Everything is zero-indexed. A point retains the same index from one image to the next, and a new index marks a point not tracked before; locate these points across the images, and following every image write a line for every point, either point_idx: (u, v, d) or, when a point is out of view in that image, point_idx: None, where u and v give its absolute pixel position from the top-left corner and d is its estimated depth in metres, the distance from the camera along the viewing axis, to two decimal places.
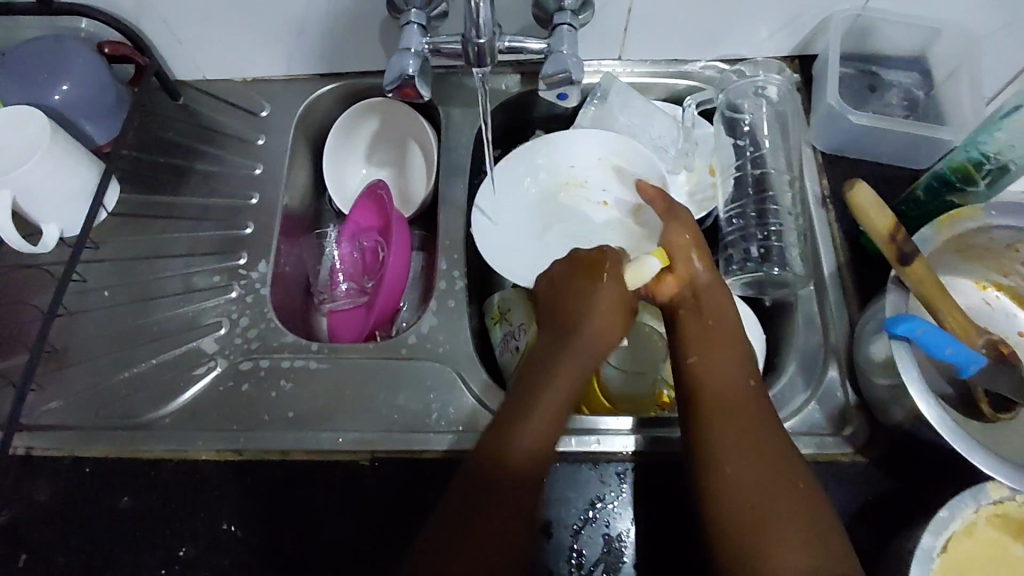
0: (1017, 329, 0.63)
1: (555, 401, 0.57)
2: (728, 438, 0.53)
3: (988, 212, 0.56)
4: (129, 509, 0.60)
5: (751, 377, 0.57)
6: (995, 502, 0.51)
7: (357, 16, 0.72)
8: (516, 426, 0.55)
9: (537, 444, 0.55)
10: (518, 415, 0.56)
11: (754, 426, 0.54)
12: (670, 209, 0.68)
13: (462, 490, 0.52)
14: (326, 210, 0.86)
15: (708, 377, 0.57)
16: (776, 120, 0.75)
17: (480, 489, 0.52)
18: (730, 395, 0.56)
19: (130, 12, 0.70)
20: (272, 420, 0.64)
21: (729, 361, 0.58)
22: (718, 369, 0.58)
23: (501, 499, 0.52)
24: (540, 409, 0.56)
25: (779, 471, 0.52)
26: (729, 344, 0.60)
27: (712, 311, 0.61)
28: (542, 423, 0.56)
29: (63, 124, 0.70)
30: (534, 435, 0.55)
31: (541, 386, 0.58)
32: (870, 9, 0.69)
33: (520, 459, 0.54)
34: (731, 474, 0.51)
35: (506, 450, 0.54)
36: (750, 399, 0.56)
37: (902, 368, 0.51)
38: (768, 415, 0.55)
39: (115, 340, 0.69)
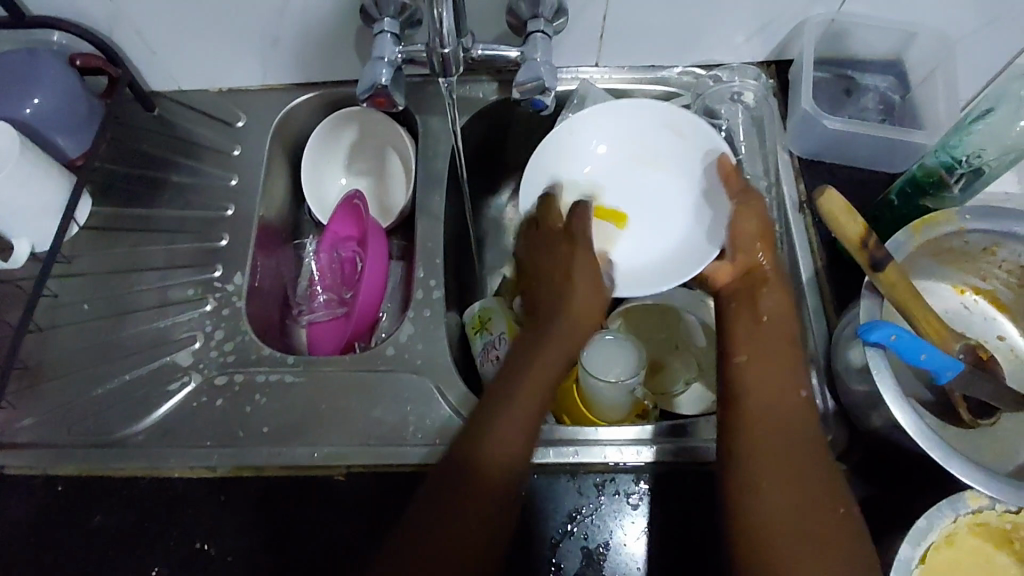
0: (995, 333, 0.63)
1: (540, 385, 0.60)
2: (769, 452, 0.51)
3: (964, 216, 0.56)
4: (101, 528, 0.59)
5: (801, 388, 0.55)
6: (973, 512, 0.50)
7: (331, 25, 0.71)
8: (480, 422, 0.56)
9: (511, 439, 0.56)
10: (492, 403, 0.58)
11: (798, 437, 0.52)
12: (742, 194, 0.66)
13: (433, 493, 0.53)
14: (304, 220, 0.85)
15: (758, 384, 0.55)
16: (752, 124, 0.74)
17: (442, 486, 0.53)
18: (779, 406, 0.54)
19: (102, 23, 0.70)
20: (247, 435, 0.63)
21: (782, 363, 0.56)
22: (769, 373, 0.56)
23: (469, 490, 0.53)
24: (505, 401, 0.58)
25: (817, 484, 0.49)
26: (781, 347, 0.57)
27: (767, 311, 0.59)
28: (511, 420, 0.56)
29: (34, 137, 0.69)
30: (505, 433, 0.56)
31: (511, 382, 0.60)
32: (844, 14, 0.70)
33: (493, 458, 0.54)
34: (762, 493, 0.49)
35: (474, 447, 0.55)
36: (798, 411, 0.54)
37: (876, 375, 0.51)
38: (811, 428, 0.53)
39: (88, 355, 0.68)
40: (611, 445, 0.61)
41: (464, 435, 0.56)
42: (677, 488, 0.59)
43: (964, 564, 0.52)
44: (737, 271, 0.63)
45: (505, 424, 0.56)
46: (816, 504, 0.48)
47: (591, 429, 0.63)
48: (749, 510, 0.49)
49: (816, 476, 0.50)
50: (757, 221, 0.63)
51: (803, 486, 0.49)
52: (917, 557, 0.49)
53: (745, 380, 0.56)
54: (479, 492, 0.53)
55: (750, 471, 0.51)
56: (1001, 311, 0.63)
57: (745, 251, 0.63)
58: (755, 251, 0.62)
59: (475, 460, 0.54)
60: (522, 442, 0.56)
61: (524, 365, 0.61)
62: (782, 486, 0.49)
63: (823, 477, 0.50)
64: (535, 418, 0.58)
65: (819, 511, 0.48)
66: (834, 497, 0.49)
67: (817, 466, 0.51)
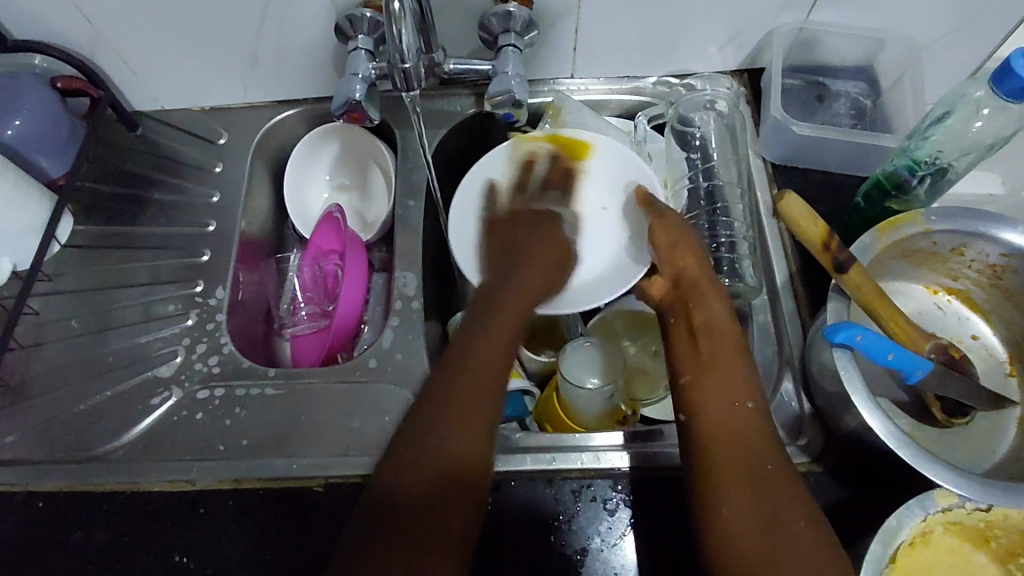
0: (970, 332, 0.63)
1: (467, 384, 0.52)
2: (725, 470, 0.50)
3: (928, 217, 0.57)
4: (81, 544, 0.59)
5: (749, 399, 0.54)
6: (943, 510, 0.50)
7: (309, 44, 0.73)
8: (427, 436, 0.49)
9: (461, 428, 0.50)
10: (439, 406, 0.51)
11: (750, 447, 0.51)
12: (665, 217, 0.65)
13: (371, 521, 0.46)
14: (288, 235, 0.86)
15: (704, 403, 0.54)
16: (725, 132, 0.75)
17: (385, 512, 0.47)
18: (726, 420, 0.53)
19: (83, 45, 0.72)
20: (225, 449, 0.63)
21: (728, 377, 0.55)
22: (714, 387, 0.54)
23: (427, 513, 0.47)
24: (459, 416, 0.50)
25: (771, 494, 0.48)
26: (720, 360, 0.56)
27: (707, 323, 0.58)
28: (462, 429, 0.50)
29: (16, 159, 0.70)
30: (454, 437, 0.49)
31: (450, 400, 0.51)
32: (812, 22, 0.71)
33: (460, 461, 0.48)
34: (725, 513, 0.48)
35: (424, 463, 0.48)
36: (750, 422, 0.52)
37: (844, 377, 0.51)
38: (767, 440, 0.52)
39: (70, 373, 0.69)
40: (586, 452, 0.62)
41: (404, 447, 0.49)
42: (654, 494, 0.59)
43: (940, 562, 0.51)
44: (670, 285, 0.62)
45: (462, 437, 0.49)
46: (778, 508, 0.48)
47: (572, 434, 0.63)
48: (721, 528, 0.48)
49: (775, 485, 0.49)
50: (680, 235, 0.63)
51: (765, 492, 0.48)
52: (888, 556, 0.49)
53: (694, 400, 0.54)
54: (454, 504, 0.47)
55: (710, 481, 0.50)
56: (975, 310, 0.64)
57: (671, 264, 0.63)
58: (684, 263, 0.62)
59: (428, 472, 0.48)
60: (469, 443, 0.49)
61: (465, 354, 0.53)
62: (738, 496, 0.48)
63: (788, 490, 0.49)
64: (487, 406, 0.51)
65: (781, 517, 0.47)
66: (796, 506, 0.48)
67: (778, 478, 0.49)
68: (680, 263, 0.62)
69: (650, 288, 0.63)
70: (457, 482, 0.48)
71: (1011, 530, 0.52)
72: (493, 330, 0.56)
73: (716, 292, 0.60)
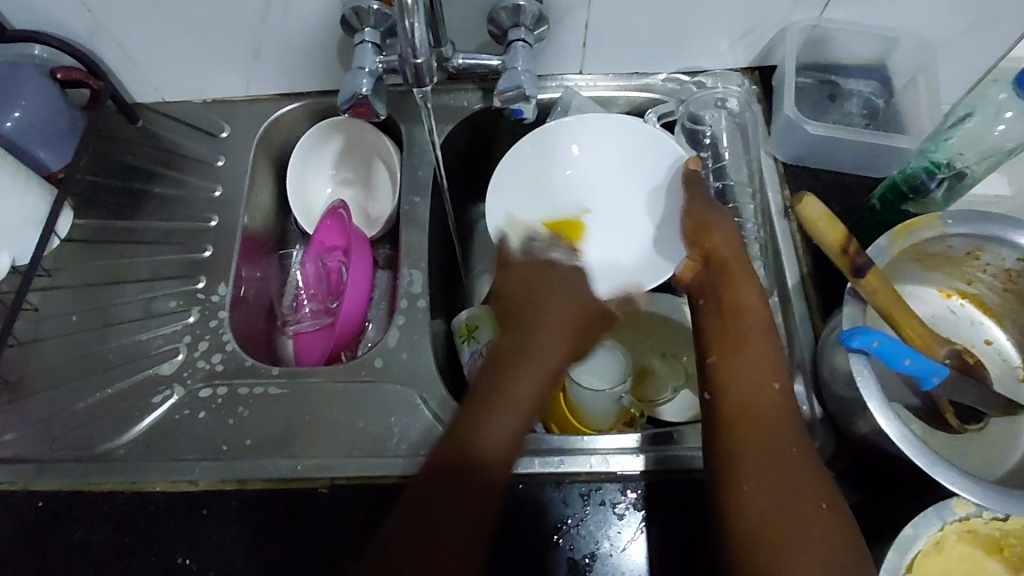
0: (983, 337, 0.63)
1: (530, 365, 0.55)
2: (750, 450, 0.49)
3: (945, 220, 0.56)
4: (81, 545, 0.58)
5: (776, 380, 0.53)
6: (961, 519, 0.50)
7: (314, 36, 0.71)
8: (476, 420, 0.52)
9: (507, 433, 0.52)
10: (480, 401, 0.53)
11: (774, 424, 0.51)
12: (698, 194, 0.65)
13: (425, 490, 0.49)
14: (291, 230, 0.85)
15: (729, 382, 0.54)
16: (735, 131, 0.74)
17: (438, 483, 0.49)
18: (754, 399, 0.52)
19: (83, 36, 0.70)
20: (229, 449, 0.62)
21: (753, 357, 0.55)
22: (742, 364, 0.54)
23: (469, 497, 0.49)
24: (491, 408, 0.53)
25: (793, 479, 0.48)
26: (752, 338, 0.55)
27: (732, 300, 0.58)
28: (509, 418, 0.52)
29: (15, 151, 0.69)
30: (502, 431, 0.52)
31: (501, 389, 0.54)
32: (826, 20, 0.70)
33: (493, 456, 0.51)
34: (749, 496, 0.48)
35: (472, 446, 0.51)
36: (773, 404, 0.52)
37: (860, 382, 0.50)
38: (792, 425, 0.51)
39: (70, 369, 0.67)
40: (596, 454, 0.61)
41: (459, 428, 0.52)
42: (663, 499, 0.58)
43: (955, 571, 0.51)
44: (699, 261, 0.62)
45: (495, 425, 0.52)
46: (799, 486, 0.48)
47: (576, 437, 0.62)
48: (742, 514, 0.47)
49: (799, 469, 0.49)
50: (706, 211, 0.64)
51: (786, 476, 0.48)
52: (903, 565, 0.49)
53: (723, 378, 0.54)
54: (478, 497, 0.49)
55: (732, 455, 0.50)
56: (988, 315, 0.63)
57: (697, 243, 0.63)
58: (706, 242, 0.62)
59: (475, 460, 0.50)
60: (508, 440, 0.52)
61: (511, 364, 0.55)
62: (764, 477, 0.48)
63: (809, 476, 0.48)
64: (529, 410, 0.53)
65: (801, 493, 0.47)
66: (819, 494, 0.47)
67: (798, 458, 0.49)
68: (705, 242, 0.62)
69: (681, 269, 0.63)
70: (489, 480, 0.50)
71: None
72: (562, 306, 0.58)
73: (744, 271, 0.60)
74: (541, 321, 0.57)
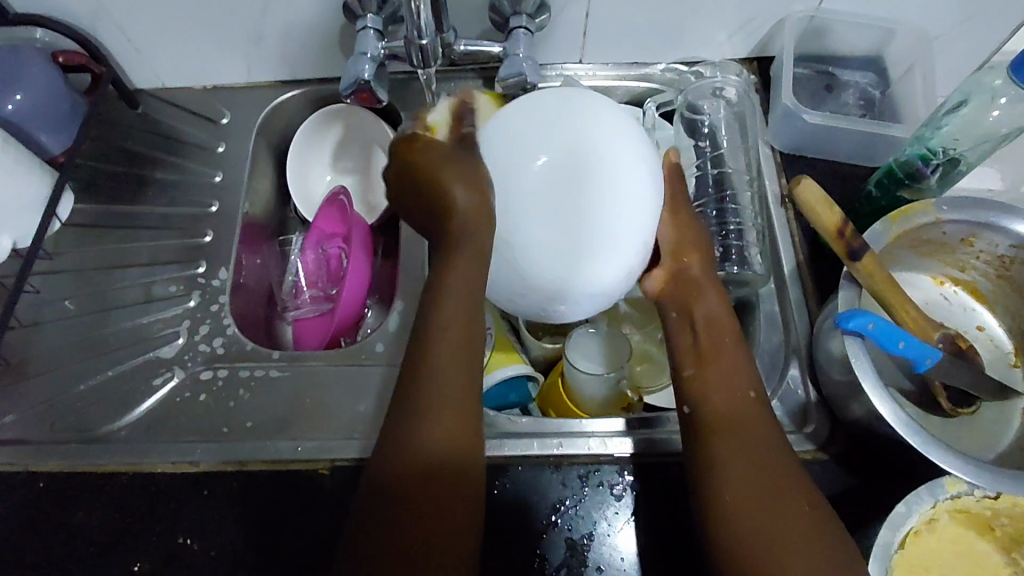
0: (976, 324, 0.64)
1: (444, 344, 0.53)
2: (731, 451, 0.51)
3: (940, 207, 0.57)
4: (82, 526, 0.58)
5: (751, 388, 0.55)
6: (952, 498, 0.51)
7: (315, 23, 0.72)
8: (407, 422, 0.50)
9: (447, 419, 0.51)
10: (406, 399, 0.52)
11: (759, 434, 0.52)
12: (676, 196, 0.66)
13: (382, 504, 0.48)
14: (290, 217, 0.85)
15: (708, 394, 0.55)
16: (734, 120, 0.75)
17: (394, 497, 0.48)
18: (732, 407, 0.54)
19: (85, 20, 0.70)
20: (229, 431, 0.63)
21: (728, 368, 0.56)
22: (718, 376, 0.56)
23: (441, 501, 0.49)
24: (431, 405, 0.51)
25: (777, 480, 0.49)
26: (727, 345, 0.58)
27: (703, 315, 0.60)
28: (445, 412, 0.51)
29: (16, 135, 0.69)
30: (440, 424, 0.50)
31: (427, 361, 0.53)
32: (824, 11, 0.70)
33: (439, 452, 0.50)
34: (731, 500, 0.49)
35: (414, 446, 0.49)
36: (752, 408, 0.54)
37: (855, 363, 0.51)
38: (772, 427, 0.52)
39: (71, 352, 0.68)
40: (594, 437, 0.62)
41: (394, 436, 0.50)
42: (661, 480, 0.59)
43: (946, 550, 0.52)
44: (668, 278, 0.63)
45: (433, 419, 0.50)
46: (787, 499, 0.48)
47: (575, 420, 0.63)
48: (727, 518, 0.48)
49: (779, 469, 0.49)
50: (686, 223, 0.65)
51: (772, 478, 0.49)
52: (896, 542, 0.50)
53: (696, 393, 0.56)
54: (446, 494, 0.49)
55: (717, 472, 0.50)
56: (981, 302, 0.64)
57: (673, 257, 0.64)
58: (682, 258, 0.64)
59: (426, 459, 0.49)
60: (449, 429, 0.50)
61: (433, 348, 0.53)
62: (746, 480, 0.49)
63: (797, 478, 0.49)
64: (461, 385, 0.52)
65: (785, 501, 0.48)
66: (803, 495, 0.48)
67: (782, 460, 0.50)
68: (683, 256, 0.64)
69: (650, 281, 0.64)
70: (455, 476, 0.50)
71: (1018, 520, 0.53)
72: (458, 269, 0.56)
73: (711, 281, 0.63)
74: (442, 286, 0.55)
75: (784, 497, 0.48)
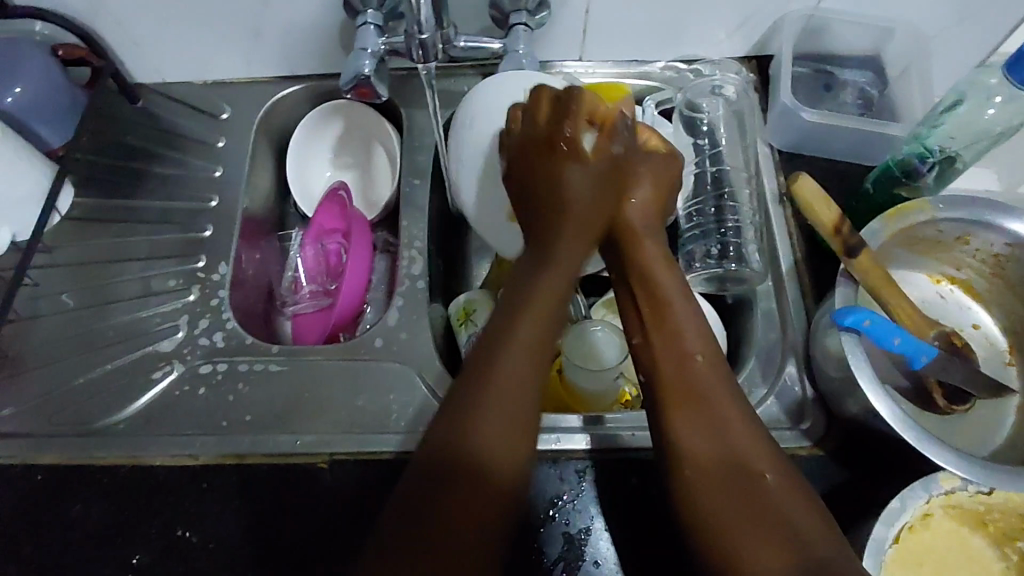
0: (971, 322, 0.64)
1: (521, 350, 0.52)
2: (689, 429, 0.49)
3: (936, 205, 0.57)
4: (80, 518, 0.58)
5: (696, 355, 0.53)
6: (946, 493, 0.51)
7: (316, 18, 0.72)
8: (467, 425, 0.48)
9: (511, 445, 0.49)
10: (455, 407, 0.50)
11: (710, 403, 0.50)
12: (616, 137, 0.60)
13: (403, 520, 0.46)
14: (290, 212, 0.85)
15: (656, 361, 0.53)
16: (732, 118, 0.75)
17: (424, 512, 0.46)
18: (681, 377, 0.51)
19: (85, 14, 0.70)
20: (228, 425, 0.63)
21: (673, 332, 0.54)
22: (664, 344, 0.54)
23: (462, 511, 0.46)
24: (478, 417, 0.49)
25: (737, 456, 0.48)
26: (673, 309, 0.55)
27: (647, 271, 0.57)
28: (504, 412, 0.49)
29: (16, 127, 0.69)
30: (497, 426, 0.49)
31: (494, 371, 0.51)
32: (822, 10, 0.71)
33: (496, 471, 0.48)
34: (693, 480, 0.48)
35: (469, 457, 0.48)
36: (700, 376, 0.51)
37: (851, 360, 0.52)
38: (733, 399, 0.50)
39: (70, 346, 0.68)
40: (591, 432, 0.62)
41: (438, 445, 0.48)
42: (658, 476, 0.59)
43: (940, 544, 0.52)
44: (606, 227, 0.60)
45: (496, 433, 0.49)
46: (754, 477, 0.47)
47: (571, 416, 0.63)
48: (693, 500, 0.47)
49: (742, 449, 0.48)
50: (609, 155, 0.59)
51: (730, 455, 0.48)
52: (890, 537, 0.50)
53: (647, 363, 0.54)
54: (478, 497, 0.47)
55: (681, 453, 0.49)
56: (976, 300, 0.64)
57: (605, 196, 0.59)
58: (617, 198, 0.59)
59: (464, 454, 0.48)
60: (509, 446, 0.49)
61: (501, 364, 0.51)
62: (703, 461, 0.48)
63: (762, 454, 0.48)
64: (529, 417, 0.50)
65: (744, 475, 0.47)
66: (771, 464, 0.47)
67: (741, 432, 0.49)
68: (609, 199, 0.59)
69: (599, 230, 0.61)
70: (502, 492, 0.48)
71: (1011, 514, 0.54)
72: (548, 280, 0.56)
73: (659, 247, 0.59)
74: (532, 282, 0.56)
75: (748, 475, 0.47)
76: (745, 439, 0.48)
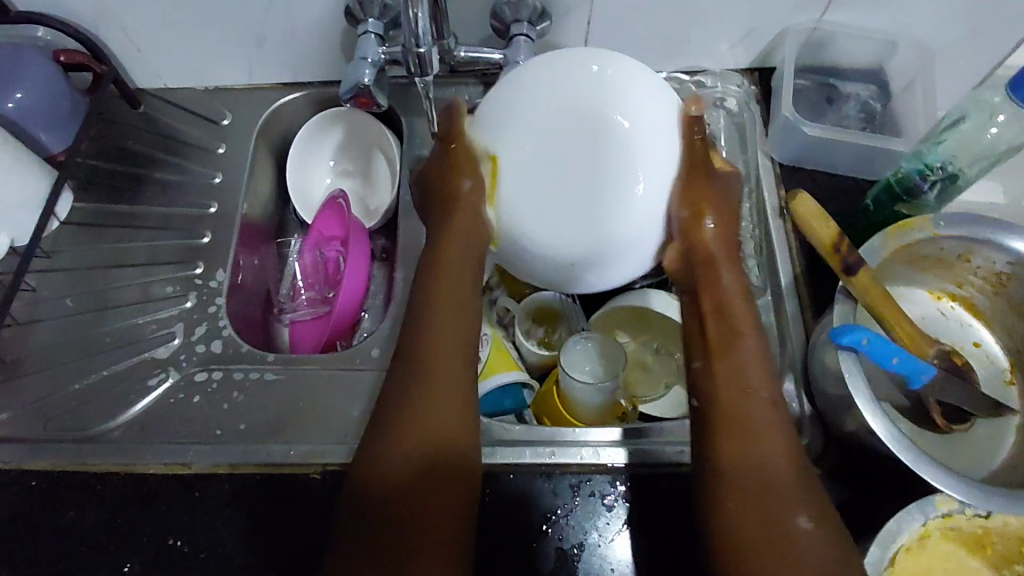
0: (972, 339, 0.63)
1: (442, 323, 0.57)
2: (732, 455, 0.51)
3: (937, 222, 0.56)
4: (73, 524, 0.58)
5: (758, 387, 0.54)
6: (944, 515, 0.50)
7: (317, 26, 0.72)
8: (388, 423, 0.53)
9: (434, 411, 0.53)
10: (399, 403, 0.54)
11: (759, 434, 0.51)
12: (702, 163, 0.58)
13: (363, 511, 0.49)
14: (289, 219, 0.85)
15: (720, 382, 0.55)
16: (733, 131, 0.74)
17: (376, 500, 0.50)
18: (740, 404, 0.53)
19: (87, 20, 0.70)
20: (221, 433, 0.63)
21: (740, 360, 0.55)
22: (727, 369, 0.55)
23: (424, 493, 0.50)
24: (421, 399, 0.53)
25: (773, 482, 0.49)
26: (744, 342, 0.56)
27: (720, 304, 0.58)
28: (424, 400, 0.53)
29: (17, 132, 0.69)
30: (428, 410, 0.53)
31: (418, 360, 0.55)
32: (825, 22, 0.70)
33: (429, 443, 0.52)
34: (724, 503, 0.49)
35: (385, 452, 0.51)
36: (756, 406, 0.53)
37: (849, 379, 0.51)
38: (783, 430, 0.52)
39: (66, 352, 0.68)
40: (586, 447, 0.62)
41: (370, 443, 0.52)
42: (655, 491, 0.59)
43: (937, 566, 0.52)
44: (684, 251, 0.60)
45: (420, 410, 0.53)
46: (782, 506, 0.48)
47: (570, 429, 0.63)
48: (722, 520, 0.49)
49: (777, 476, 0.49)
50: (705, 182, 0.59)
51: (761, 482, 0.49)
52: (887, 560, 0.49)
53: (708, 385, 0.55)
54: (432, 482, 0.50)
55: (718, 474, 0.50)
56: (978, 318, 0.64)
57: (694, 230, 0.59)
58: (701, 223, 0.59)
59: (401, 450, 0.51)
60: (449, 419, 0.53)
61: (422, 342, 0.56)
62: (740, 484, 0.49)
63: (795, 484, 0.49)
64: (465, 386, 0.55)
65: (775, 502, 0.48)
66: (799, 492, 0.48)
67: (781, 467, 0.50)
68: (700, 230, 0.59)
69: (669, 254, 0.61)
70: (434, 460, 0.51)
71: (1008, 537, 0.53)
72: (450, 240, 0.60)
73: (735, 278, 0.60)
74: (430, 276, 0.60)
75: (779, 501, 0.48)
76: (783, 474, 0.50)
